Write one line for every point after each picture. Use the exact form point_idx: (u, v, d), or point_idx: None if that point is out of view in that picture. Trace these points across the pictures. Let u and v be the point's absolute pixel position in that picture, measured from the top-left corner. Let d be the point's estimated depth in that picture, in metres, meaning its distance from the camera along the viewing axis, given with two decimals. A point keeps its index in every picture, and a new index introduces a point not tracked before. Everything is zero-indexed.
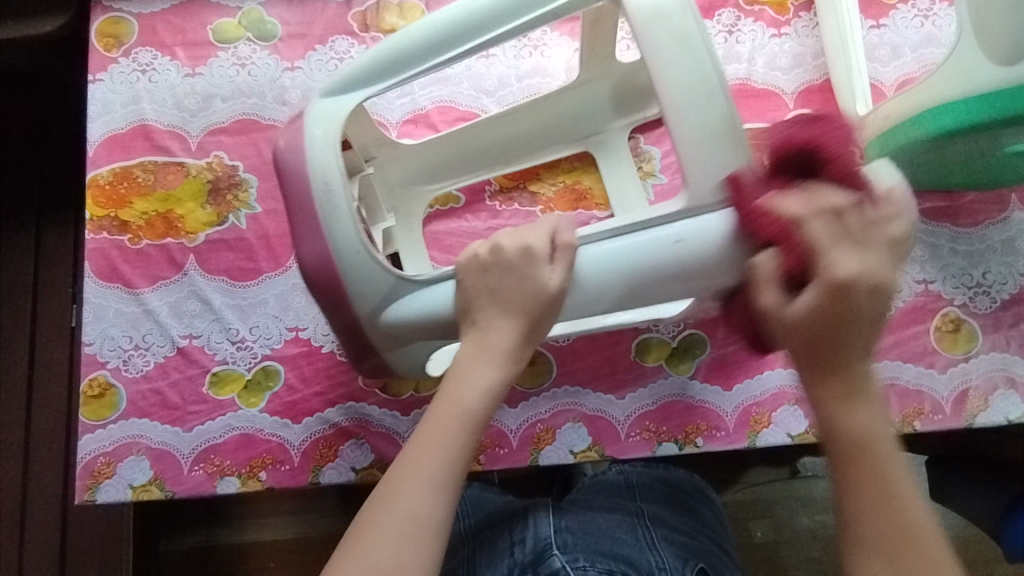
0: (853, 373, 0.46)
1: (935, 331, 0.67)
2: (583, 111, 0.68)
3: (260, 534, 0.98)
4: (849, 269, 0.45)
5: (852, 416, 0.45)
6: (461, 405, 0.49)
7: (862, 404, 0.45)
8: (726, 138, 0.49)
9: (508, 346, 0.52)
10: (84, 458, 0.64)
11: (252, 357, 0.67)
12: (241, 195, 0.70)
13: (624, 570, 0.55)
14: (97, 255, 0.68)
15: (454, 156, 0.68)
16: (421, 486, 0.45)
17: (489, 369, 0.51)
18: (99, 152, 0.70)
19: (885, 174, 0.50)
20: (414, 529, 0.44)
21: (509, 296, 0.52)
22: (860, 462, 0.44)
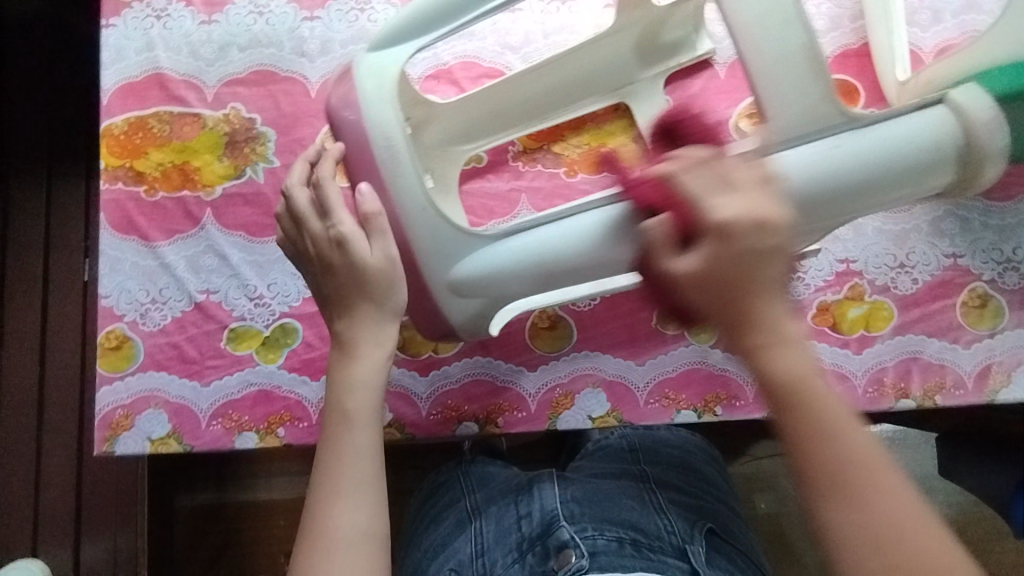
0: (764, 317, 0.43)
1: (961, 306, 0.66)
2: (610, 66, 0.67)
3: (271, 492, 0.99)
4: (728, 212, 0.43)
5: (772, 358, 0.43)
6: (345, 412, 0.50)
7: (776, 346, 0.43)
8: (809, 70, 0.48)
9: (365, 336, 0.52)
10: (103, 410, 0.64)
11: (270, 314, 0.66)
12: (258, 148, 0.68)
13: (633, 537, 0.55)
14: (113, 206, 0.67)
15: (490, 113, 0.65)
16: (340, 504, 0.47)
17: (364, 364, 0.51)
18: (113, 100, 0.68)
19: (970, 101, 0.50)
20: (340, 545, 0.46)
21: (333, 302, 0.53)
22: (806, 401, 0.42)
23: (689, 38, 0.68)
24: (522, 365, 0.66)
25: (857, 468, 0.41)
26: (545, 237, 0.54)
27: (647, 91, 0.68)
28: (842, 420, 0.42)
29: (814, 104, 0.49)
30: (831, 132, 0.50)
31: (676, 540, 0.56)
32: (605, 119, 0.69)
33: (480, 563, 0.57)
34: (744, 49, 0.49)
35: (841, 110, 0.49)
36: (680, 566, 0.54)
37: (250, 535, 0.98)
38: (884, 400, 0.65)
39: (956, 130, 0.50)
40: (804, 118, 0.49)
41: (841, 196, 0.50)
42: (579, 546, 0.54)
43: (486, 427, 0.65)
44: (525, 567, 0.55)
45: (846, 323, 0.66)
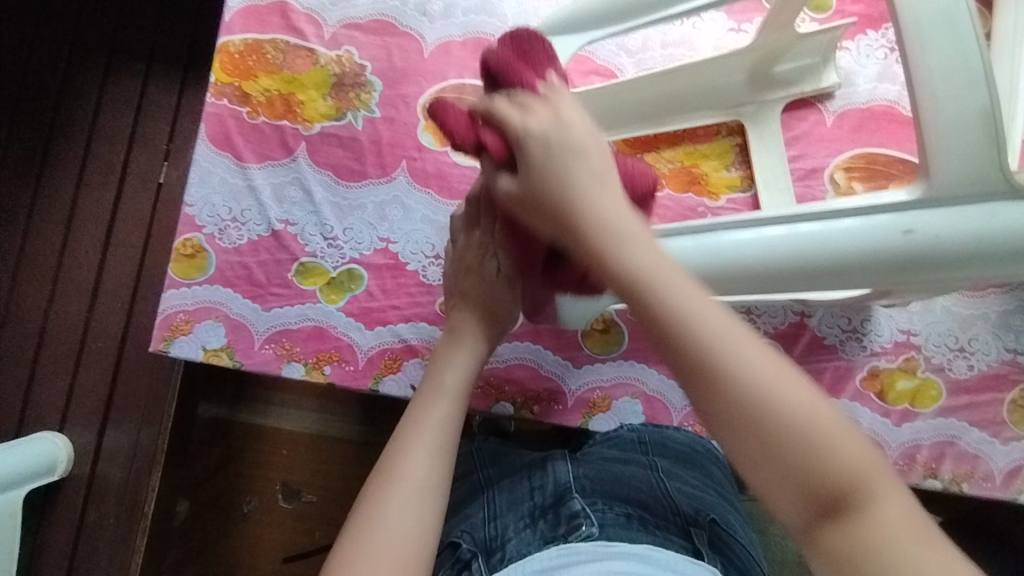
0: (594, 232, 0.40)
1: (1009, 403, 0.66)
2: (724, 83, 0.67)
3: (281, 422, 1.02)
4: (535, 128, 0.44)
5: (687, 334, 0.36)
6: (438, 383, 0.52)
7: (717, 373, 0.35)
8: (985, 133, 0.46)
9: (475, 330, 0.56)
10: (166, 311, 0.67)
11: (340, 257, 0.68)
12: (363, 96, 0.70)
13: (641, 514, 0.55)
14: (214, 121, 0.69)
15: (606, 110, 0.67)
16: (418, 453, 0.47)
17: (463, 352, 0.54)
18: (235, 18, 0.70)
19: None
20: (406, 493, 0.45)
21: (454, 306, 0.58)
22: (707, 386, 0.35)
23: (816, 68, 0.68)
24: (569, 360, 0.68)
25: (776, 404, 0.34)
26: (689, 242, 0.53)
27: (749, 122, 0.68)
28: (777, 388, 0.34)
29: (980, 167, 0.46)
30: (987, 198, 0.47)
31: (682, 522, 0.56)
32: (704, 140, 0.69)
33: (492, 527, 0.57)
34: (919, 100, 0.47)
35: (1007, 178, 0.46)
36: (685, 545, 0.54)
37: (253, 456, 1.01)
38: (912, 476, 0.65)
39: None
40: (970, 178, 0.46)
41: (986, 262, 0.47)
42: (589, 517, 0.53)
43: (520, 411, 0.67)
44: (536, 532, 0.55)
45: (892, 393, 0.66)
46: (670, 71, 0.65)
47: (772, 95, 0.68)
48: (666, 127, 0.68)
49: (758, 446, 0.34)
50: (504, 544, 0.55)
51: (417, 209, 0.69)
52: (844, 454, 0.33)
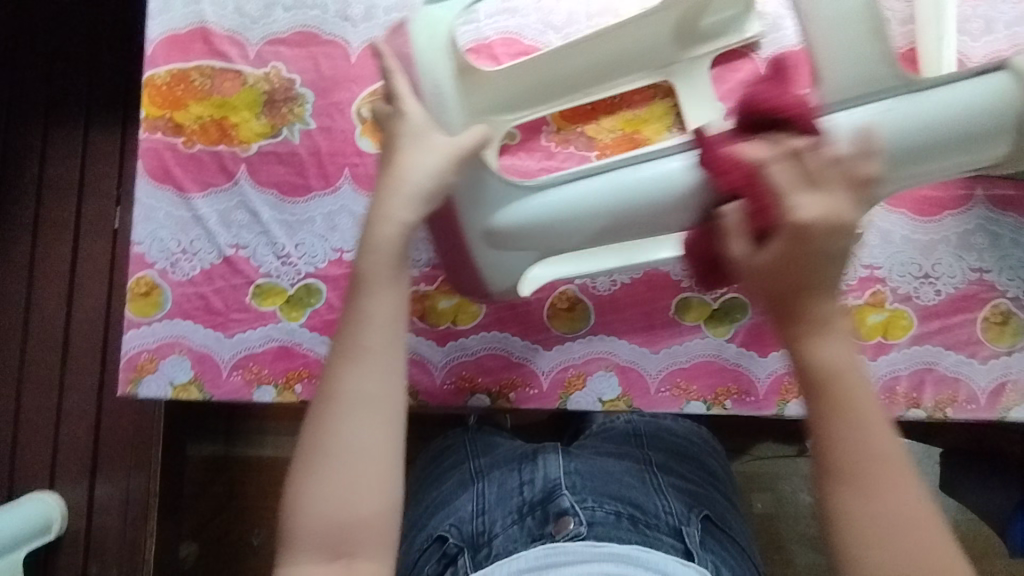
0: (815, 310, 0.45)
1: (982, 322, 0.66)
2: (649, 46, 0.67)
3: (279, 449, 1.01)
4: (810, 213, 0.44)
5: (817, 342, 0.45)
6: (375, 261, 0.50)
7: (822, 334, 0.45)
8: (869, 32, 0.49)
9: (429, 185, 0.52)
10: (129, 353, 0.66)
11: (296, 273, 0.67)
12: (296, 109, 0.69)
13: (631, 513, 0.56)
14: (151, 156, 0.68)
15: (532, 87, 0.66)
16: (364, 363, 0.47)
17: (392, 227, 0.50)
18: (158, 50, 0.69)
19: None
20: (359, 405, 0.47)
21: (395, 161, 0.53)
22: (835, 399, 0.44)
23: (742, 17, 0.68)
24: (537, 343, 0.67)
25: (876, 455, 0.43)
26: (594, 183, 0.56)
27: (682, 80, 0.68)
28: (868, 414, 0.44)
29: (868, 63, 0.49)
30: (877, 97, 0.50)
31: (673, 521, 0.57)
32: (641, 105, 0.69)
33: (480, 522, 0.58)
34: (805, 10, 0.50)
35: (896, 74, 0.49)
36: (675, 545, 0.55)
37: (253, 488, 1.01)
38: (895, 408, 0.65)
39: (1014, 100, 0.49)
40: (855, 83, 0.50)
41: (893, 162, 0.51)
42: (578, 515, 0.54)
43: (497, 401, 0.66)
44: (523, 529, 0.55)
45: (864, 329, 0.66)
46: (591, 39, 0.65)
47: (702, 51, 0.68)
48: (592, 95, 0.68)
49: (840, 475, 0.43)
50: (492, 540, 0.56)
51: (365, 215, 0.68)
52: (891, 482, 0.43)
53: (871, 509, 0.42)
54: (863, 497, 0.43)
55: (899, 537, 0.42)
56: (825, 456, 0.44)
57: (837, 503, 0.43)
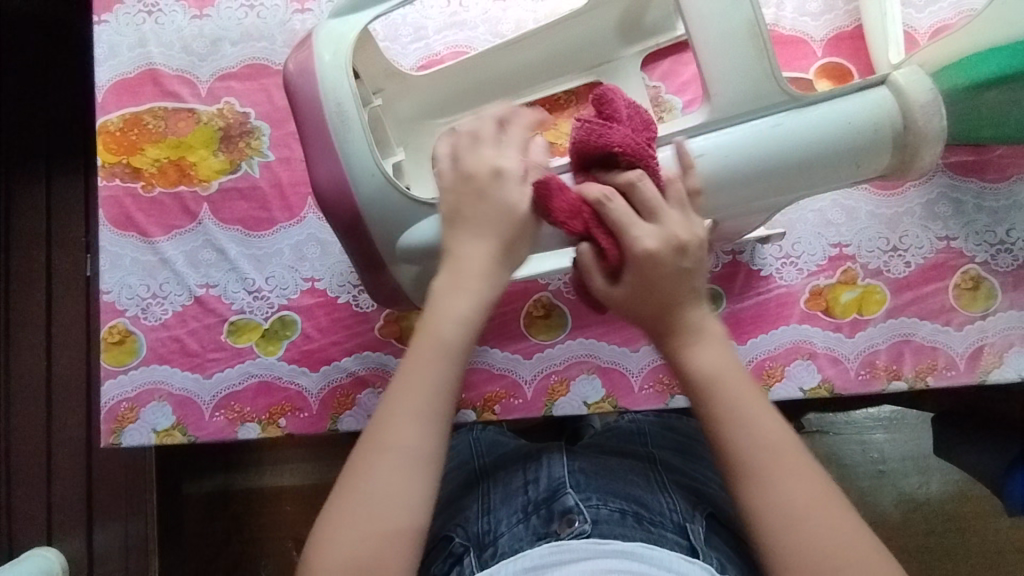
0: (685, 319, 0.49)
1: (954, 289, 0.67)
2: (584, 45, 0.67)
3: (278, 479, 1.01)
4: (650, 241, 0.47)
5: (688, 349, 0.49)
6: (437, 338, 0.48)
7: (697, 342, 0.49)
8: (752, 46, 0.49)
9: (482, 266, 0.50)
10: (109, 403, 0.66)
11: (269, 306, 0.67)
12: (253, 143, 0.69)
13: (636, 509, 0.55)
14: (111, 203, 0.68)
15: (462, 90, 0.67)
16: (405, 421, 0.46)
17: (461, 298, 0.49)
18: (108, 97, 0.69)
19: (909, 81, 0.50)
20: (401, 463, 0.45)
21: (483, 221, 0.50)
22: (718, 395, 0.47)
23: None
24: (517, 352, 0.67)
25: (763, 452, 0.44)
26: None
27: (635, 77, 0.68)
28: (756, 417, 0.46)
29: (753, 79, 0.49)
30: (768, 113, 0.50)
31: (678, 518, 0.55)
32: None
33: (485, 521, 0.57)
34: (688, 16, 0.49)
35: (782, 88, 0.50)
36: (679, 542, 0.53)
37: (255, 520, 1.01)
38: (877, 382, 0.66)
39: (897, 112, 0.50)
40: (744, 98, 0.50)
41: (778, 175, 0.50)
42: (583, 513, 0.53)
43: (483, 414, 0.66)
44: (528, 528, 0.54)
45: (839, 307, 0.67)
46: (518, 41, 0.65)
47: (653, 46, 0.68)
48: (527, 95, 0.68)
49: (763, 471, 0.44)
50: (497, 540, 0.55)
51: (333, 242, 0.68)
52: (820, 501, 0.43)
53: (770, 478, 0.44)
54: (774, 483, 0.43)
55: (809, 523, 0.42)
56: (731, 453, 0.45)
57: (745, 491, 0.44)
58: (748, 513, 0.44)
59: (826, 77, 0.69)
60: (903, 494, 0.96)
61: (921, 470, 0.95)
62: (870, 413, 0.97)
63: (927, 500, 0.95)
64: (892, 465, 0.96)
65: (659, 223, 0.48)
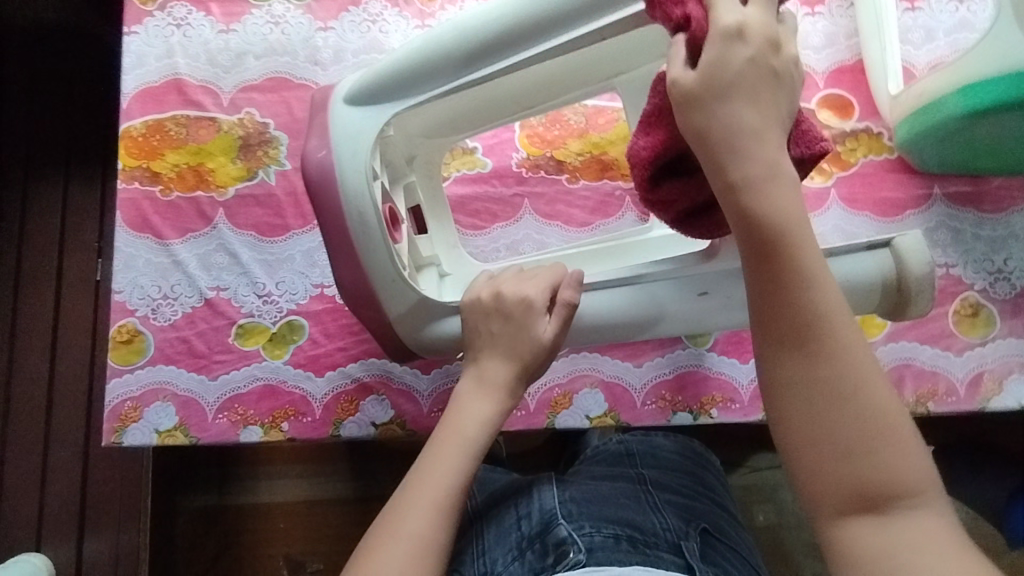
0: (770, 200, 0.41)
1: (953, 315, 0.68)
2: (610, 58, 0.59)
3: (271, 495, 1.00)
4: (745, 33, 0.41)
5: (754, 195, 0.41)
6: (458, 438, 0.50)
7: (767, 193, 0.41)
8: None
9: (506, 386, 0.52)
10: (112, 402, 0.66)
11: (278, 311, 0.68)
12: (271, 152, 0.71)
13: (630, 534, 0.54)
14: (129, 205, 0.69)
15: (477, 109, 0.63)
16: (422, 509, 0.46)
17: (487, 402, 0.51)
18: (133, 103, 0.71)
19: (912, 247, 0.52)
20: (415, 551, 0.45)
21: (502, 343, 0.53)
22: (780, 264, 0.40)
23: None
24: None
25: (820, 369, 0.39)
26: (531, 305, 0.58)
27: None
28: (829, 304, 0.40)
29: None
30: None
31: (672, 537, 0.55)
32: (607, 128, 0.72)
33: (481, 563, 0.55)
34: None
35: None
36: (675, 561, 0.53)
37: (248, 536, 0.99)
38: None
39: (891, 271, 0.53)
40: None
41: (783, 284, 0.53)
42: (577, 542, 0.52)
43: None
44: (525, 565, 0.53)
45: None
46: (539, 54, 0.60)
47: None
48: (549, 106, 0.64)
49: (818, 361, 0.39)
50: None
51: None
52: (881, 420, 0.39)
53: (808, 386, 0.39)
54: (810, 404, 0.39)
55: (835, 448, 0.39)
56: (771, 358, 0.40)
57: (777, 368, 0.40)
58: (776, 413, 0.40)
59: (828, 107, 0.71)
60: None
61: None
62: None
63: None
64: None
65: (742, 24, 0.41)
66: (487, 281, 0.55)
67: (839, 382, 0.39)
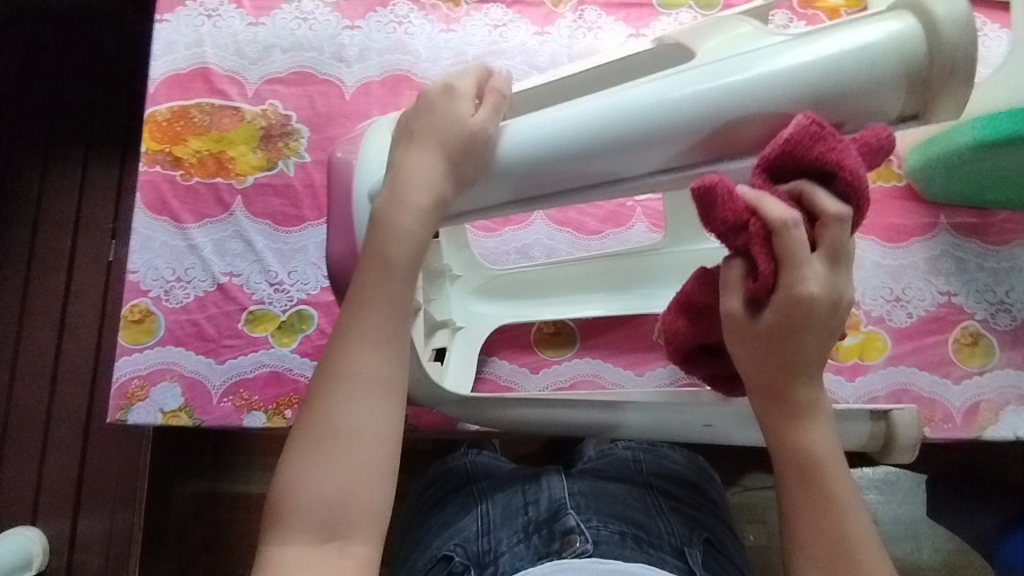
0: (800, 400, 0.44)
1: (953, 343, 0.68)
2: None
3: (265, 486, 1.01)
4: (816, 289, 0.40)
5: (797, 426, 0.45)
6: (412, 207, 0.45)
7: (805, 422, 0.45)
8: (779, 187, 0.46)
9: (438, 187, 0.45)
10: (120, 379, 0.67)
11: (288, 299, 0.69)
12: (292, 144, 0.72)
13: (635, 532, 0.54)
14: (149, 188, 0.71)
15: None
16: (371, 349, 0.44)
17: (419, 192, 0.45)
18: (160, 89, 0.73)
19: (905, 423, 0.60)
20: (365, 390, 0.44)
21: (426, 129, 0.46)
22: (810, 479, 0.44)
23: None
24: (524, 366, 0.69)
25: (837, 541, 0.43)
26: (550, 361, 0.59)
27: None
28: (844, 495, 0.44)
29: None
30: None
31: (675, 541, 0.55)
32: None
33: (486, 540, 0.56)
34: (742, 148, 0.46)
35: None
36: (677, 566, 0.53)
37: (240, 525, 0.99)
38: None
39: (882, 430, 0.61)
40: None
41: None
42: (584, 534, 0.52)
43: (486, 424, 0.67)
44: (530, 547, 0.53)
45: (841, 350, 0.68)
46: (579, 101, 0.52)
47: None
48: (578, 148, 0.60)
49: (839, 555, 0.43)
50: (497, 560, 0.54)
51: None
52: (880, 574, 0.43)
53: (825, 545, 0.43)
54: (817, 538, 0.44)
55: None
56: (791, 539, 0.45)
57: (798, 557, 0.44)
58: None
59: None
60: (898, 560, 0.94)
61: (914, 535, 0.94)
62: (865, 472, 0.96)
63: (920, 567, 0.94)
64: (885, 528, 0.95)
65: (821, 270, 0.40)
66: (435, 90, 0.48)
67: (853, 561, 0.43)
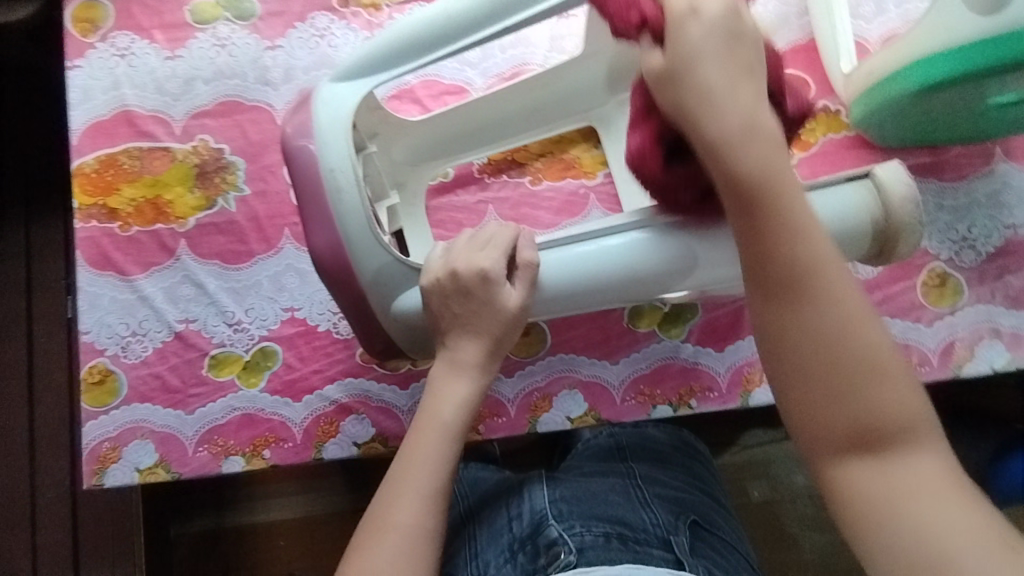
0: (775, 202, 0.42)
1: (921, 287, 0.68)
2: (577, 88, 0.69)
3: (269, 513, 1.00)
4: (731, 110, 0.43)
5: (784, 240, 0.41)
6: (455, 396, 0.51)
7: (783, 222, 0.41)
8: None
9: (479, 363, 0.52)
10: (90, 444, 0.65)
11: (249, 338, 0.67)
12: (229, 177, 0.70)
13: (620, 531, 0.54)
14: (88, 244, 0.68)
15: (464, 131, 0.69)
16: (412, 498, 0.47)
17: (460, 382, 0.52)
18: (83, 140, 0.70)
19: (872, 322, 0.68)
20: (406, 541, 0.46)
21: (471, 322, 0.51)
22: (797, 290, 0.41)
23: None
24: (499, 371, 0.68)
25: (820, 342, 0.40)
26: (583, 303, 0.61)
27: (604, 123, 0.70)
28: (832, 290, 0.41)
29: None
30: None
31: (661, 532, 0.55)
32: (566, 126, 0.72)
33: (474, 566, 0.55)
34: None
35: None
36: (666, 557, 0.53)
37: (248, 559, 0.99)
38: None
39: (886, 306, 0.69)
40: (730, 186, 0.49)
41: None
42: (568, 543, 0.52)
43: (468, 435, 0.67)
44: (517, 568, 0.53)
45: None
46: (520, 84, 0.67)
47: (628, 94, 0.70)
48: (507, 145, 0.70)
49: (821, 371, 0.40)
50: None
51: (311, 270, 0.69)
52: (866, 379, 0.40)
53: (817, 349, 0.40)
54: (810, 351, 0.40)
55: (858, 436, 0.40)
56: (805, 413, 0.41)
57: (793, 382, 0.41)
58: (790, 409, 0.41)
59: None
60: None
61: None
62: None
63: None
64: None
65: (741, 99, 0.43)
66: (445, 257, 0.52)
67: (848, 374, 0.40)
